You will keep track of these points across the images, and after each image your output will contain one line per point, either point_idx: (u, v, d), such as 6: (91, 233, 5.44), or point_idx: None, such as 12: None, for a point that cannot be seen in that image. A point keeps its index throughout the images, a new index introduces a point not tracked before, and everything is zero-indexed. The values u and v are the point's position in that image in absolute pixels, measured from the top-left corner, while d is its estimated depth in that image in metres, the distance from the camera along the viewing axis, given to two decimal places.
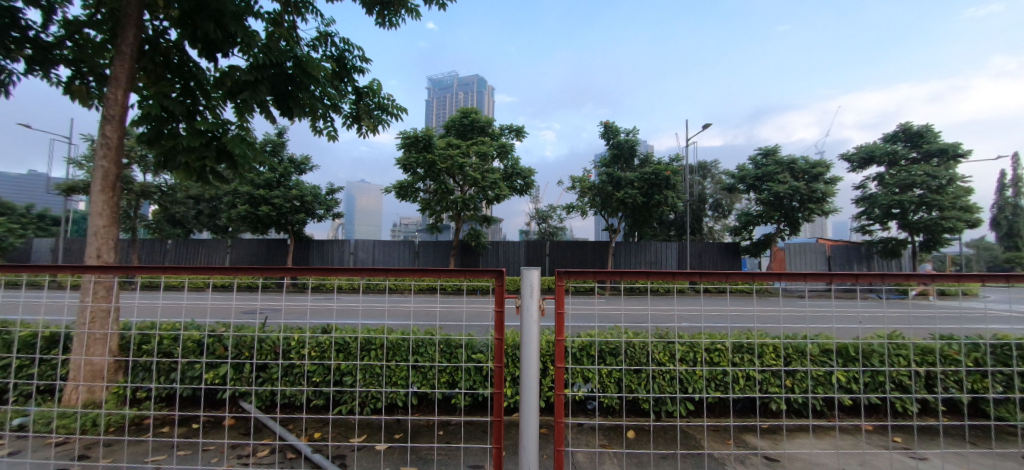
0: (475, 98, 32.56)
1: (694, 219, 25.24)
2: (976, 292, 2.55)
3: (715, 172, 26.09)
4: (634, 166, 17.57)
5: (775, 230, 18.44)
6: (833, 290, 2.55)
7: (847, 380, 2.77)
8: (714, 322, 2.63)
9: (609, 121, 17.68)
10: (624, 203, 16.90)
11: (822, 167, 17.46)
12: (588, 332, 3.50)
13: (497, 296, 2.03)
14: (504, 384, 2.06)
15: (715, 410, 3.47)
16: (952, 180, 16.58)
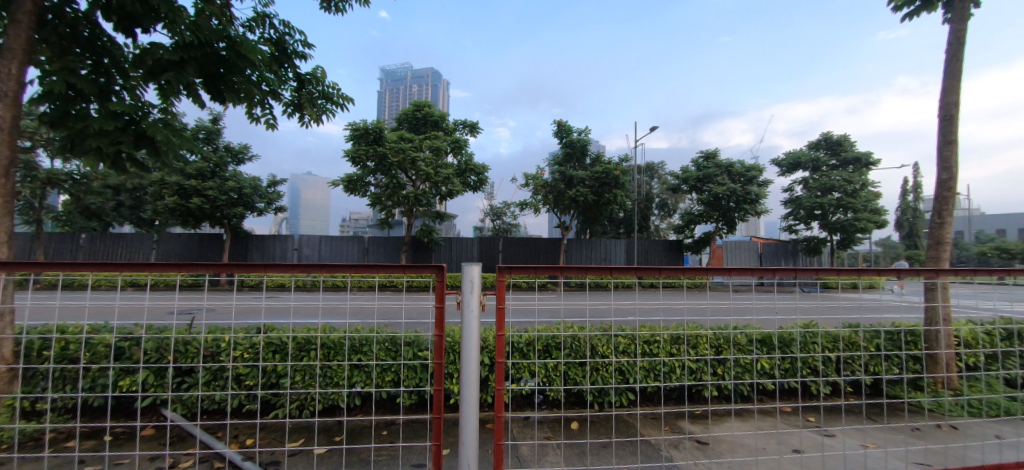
0: (429, 91, 32.00)
1: (642, 218, 26.29)
2: (879, 285, 2.82)
3: (661, 173, 27.31)
4: (585, 165, 17.99)
5: (714, 228, 19.60)
6: (762, 284, 2.73)
7: (770, 369, 2.95)
8: (653, 316, 2.74)
9: (562, 121, 17.99)
10: (576, 201, 17.26)
11: (755, 170, 18.77)
12: (534, 327, 3.55)
13: (438, 293, 2.00)
14: (444, 382, 2.04)
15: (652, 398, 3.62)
16: (865, 186, 18.38)
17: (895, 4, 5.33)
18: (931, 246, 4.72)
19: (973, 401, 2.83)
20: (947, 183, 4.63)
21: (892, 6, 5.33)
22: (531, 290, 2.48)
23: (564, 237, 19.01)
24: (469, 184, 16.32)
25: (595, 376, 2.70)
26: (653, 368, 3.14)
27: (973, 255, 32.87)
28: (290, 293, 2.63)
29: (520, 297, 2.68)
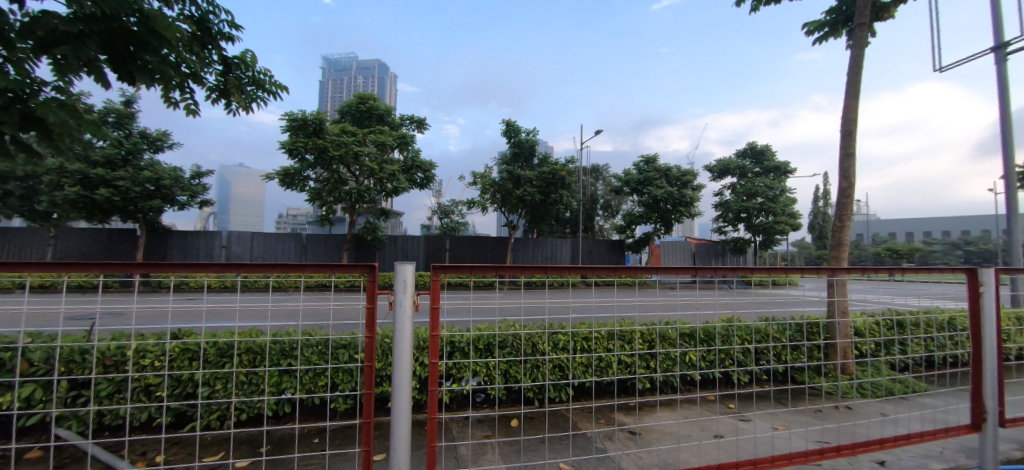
0: (376, 85, 30.90)
1: (586, 218, 27.03)
2: (794, 282, 3.09)
3: (606, 175, 28.28)
4: (533, 165, 18.19)
5: (653, 229, 20.61)
6: (696, 282, 2.89)
7: (697, 362, 3.12)
8: (591, 314, 2.82)
9: (510, 120, 18.09)
10: (523, 200, 17.42)
11: (690, 175, 19.95)
12: (478, 326, 3.53)
13: (369, 293, 1.93)
14: (376, 385, 1.97)
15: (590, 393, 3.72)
16: (784, 192, 20.16)
17: (808, 29, 5.90)
18: (834, 247, 5.27)
19: (866, 384, 3.18)
20: (846, 191, 5.21)
21: (805, 31, 5.89)
22: (475, 289, 2.45)
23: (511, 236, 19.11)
24: (415, 181, 15.96)
25: (537, 374, 2.72)
26: (591, 364, 3.21)
27: (871, 255, 37.16)
28: (212, 293, 2.42)
29: (461, 295, 2.64)
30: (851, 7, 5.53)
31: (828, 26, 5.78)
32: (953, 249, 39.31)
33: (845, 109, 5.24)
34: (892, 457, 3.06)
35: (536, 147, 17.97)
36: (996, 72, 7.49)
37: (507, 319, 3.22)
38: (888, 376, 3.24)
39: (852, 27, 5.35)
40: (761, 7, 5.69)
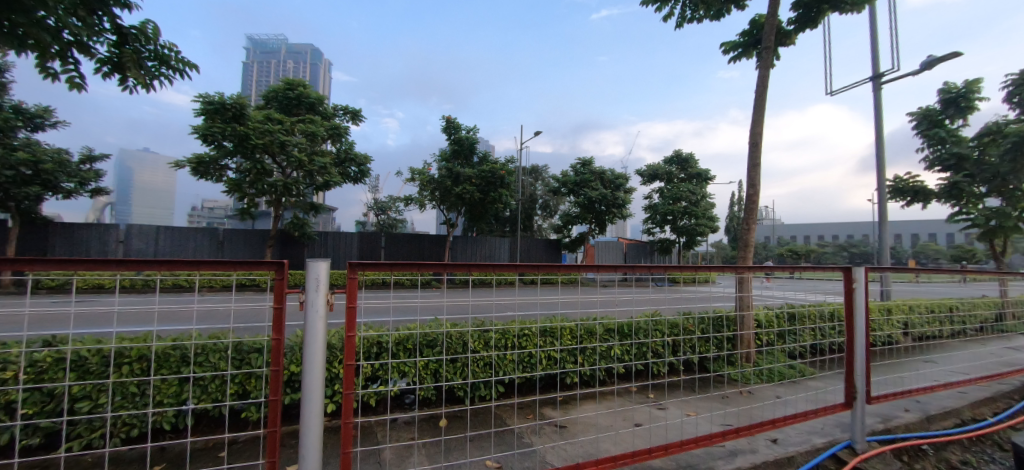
0: (307, 71, 29.09)
1: (525, 217, 27.38)
2: (712, 280, 3.32)
3: (544, 176, 28.86)
4: (472, 162, 18.05)
5: (588, 229, 21.41)
6: (626, 279, 3.00)
7: (624, 358, 3.22)
8: (527, 312, 2.83)
9: (451, 117, 17.89)
10: (462, 198, 17.21)
11: (622, 178, 20.91)
12: (408, 325, 3.39)
13: (277, 292, 1.79)
14: (284, 390, 1.84)
15: (524, 391, 3.70)
16: (705, 197, 21.85)
17: (724, 48, 6.41)
18: (741, 248, 5.78)
19: (766, 371, 3.48)
20: (752, 197, 5.73)
21: (722, 50, 6.40)
22: (408, 288, 2.35)
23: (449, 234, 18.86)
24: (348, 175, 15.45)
25: (473, 372, 2.67)
26: (524, 361, 3.20)
27: (776, 256, 41.44)
28: (99, 295, 2.11)
29: (392, 294, 2.53)
30: (760, 32, 6.10)
31: (740, 47, 6.32)
32: (840, 252, 44.96)
33: (755, 123, 5.75)
34: (784, 435, 3.42)
35: (476, 145, 17.85)
36: (873, 99, 8.70)
37: (443, 318, 3.15)
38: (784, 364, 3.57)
39: (760, 50, 5.90)
40: (684, 25, 6.08)
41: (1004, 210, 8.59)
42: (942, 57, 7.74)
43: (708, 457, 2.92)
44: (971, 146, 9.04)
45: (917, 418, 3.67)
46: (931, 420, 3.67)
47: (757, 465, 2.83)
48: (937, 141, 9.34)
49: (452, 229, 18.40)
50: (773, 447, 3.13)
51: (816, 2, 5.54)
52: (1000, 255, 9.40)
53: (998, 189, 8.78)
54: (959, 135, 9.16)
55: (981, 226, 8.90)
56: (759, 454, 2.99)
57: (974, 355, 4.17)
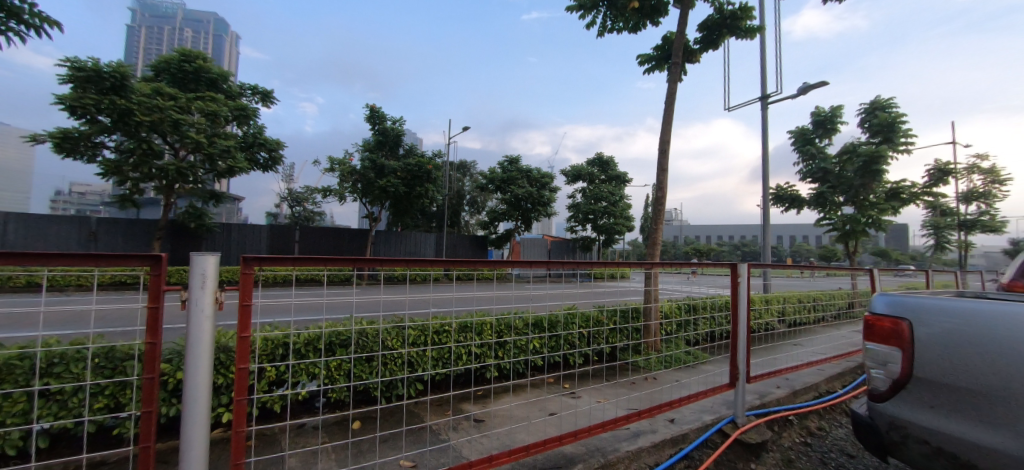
0: (208, 44, 26.03)
1: (451, 213, 27.00)
2: (627, 276, 3.51)
3: (472, 172, 28.72)
4: (397, 155, 17.39)
5: (514, 226, 21.77)
6: (550, 275, 3.07)
7: (544, 351, 3.27)
8: (452, 309, 2.79)
9: (375, 106, 17.02)
10: (385, 191, 16.50)
11: (548, 178, 21.43)
12: (320, 323, 3.16)
13: (152, 290, 1.59)
14: (161, 400, 1.63)
15: (444, 388, 3.61)
16: (623, 198, 23.22)
17: (640, 60, 6.83)
18: (649, 245, 6.26)
19: (667, 357, 3.77)
20: (660, 199, 6.19)
21: (638, 62, 6.81)
22: (322, 285, 2.20)
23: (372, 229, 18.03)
24: (256, 161, 14.18)
25: (392, 372, 2.55)
26: (447, 358, 3.09)
27: (682, 254, 45.41)
28: None
29: (301, 291, 2.35)
30: (670, 48, 6.59)
31: (654, 60, 6.79)
32: (735, 250, 50.45)
33: (666, 132, 6.23)
34: (680, 414, 3.77)
35: (401, 137, 17.24)
36: (762, 118, 9.84)
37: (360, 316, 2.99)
38: (684, 350, 3.86)
39: (670, 65, 6.37)
40: (605, 34, 6.38)
41: (855, 217, 10.24)
42: (815, 85, 8.98)
43: (614, 440, 3.10)
44: (835, 162, 10.58)
45: (786, 393, 4.23)
46: (797, 394, 4.25)
47: (656, 443, 3.06)
48: (809, 156, 10.84)
49: (375, 223, 17.63)
50: (670, 427, 3.41)
51: (717, 26, 6.12)
52: (855, 255, 11.16)
53: (853, 200, 10.41)
54: (826, 152, 10.69)
55: (840, 230, 10.51)
56: (658, 433, 3.25)
57: (832, 338, 4.93)
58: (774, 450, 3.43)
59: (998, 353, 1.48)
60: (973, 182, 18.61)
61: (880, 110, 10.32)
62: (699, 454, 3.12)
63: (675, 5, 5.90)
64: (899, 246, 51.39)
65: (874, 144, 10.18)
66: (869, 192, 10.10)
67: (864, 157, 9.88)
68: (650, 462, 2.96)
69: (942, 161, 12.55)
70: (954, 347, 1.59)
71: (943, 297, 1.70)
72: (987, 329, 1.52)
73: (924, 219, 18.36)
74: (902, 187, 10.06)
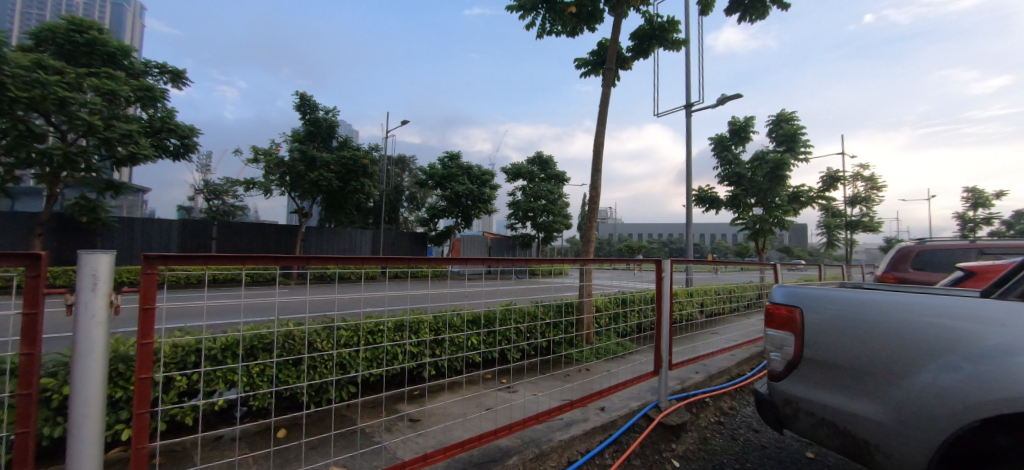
0: (107, 15, 23.07)
1: (389, 210, 26.16)
2: (564, 272, 3.59)
3: (411, 167, 28.00)
4: (330, 147, 16.50)
5: (454, 223, 21.54)
6: (489, 271, 3.08)
7: (483, 348, 3.25)
8: (389, 308, 2.70)
9: (305, 94, 16.01)
10: (317, 185, 15.60)
11: (488, 175, 21.44)
12: (240, 327, 2.92)
13: (28, 294, 1.38)
14: (40, 417, 1.43)
15: (379, 389, 3.47)
16: (561, 197, 23.81)
17: (577, 64, 7.04)
18: (584, 242, 6.49)
19: (600, 349, 3.92)
20: (594, 199, 6.44)
21: (575, 65, 7.01)
22: (241, 285, 2.02)
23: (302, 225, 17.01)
24: (164, 148, 12.85)
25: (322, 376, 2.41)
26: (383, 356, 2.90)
27: (616, 250, 47.57)
28: None
29: (214, 292, 2.14)
30: (605, 54, 6.86)
31: (590, 65, 7.03)
32: (664, 248, 53.79)
33: (599, 134, 6.48)
34: (610, 402, 3.95)
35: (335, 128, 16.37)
36: (686, 125, 10.57)
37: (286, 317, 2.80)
38: (615, 342, 4.01)
39: (605, 70, 6.63)
40: (544, 36, 6.49)
41: (764, 217, 11.34)
42: (732, 96, 9.80)
43: (548, 430, 3.19)
44: (748, 167, 11.59)
45: (704, 378, 4.59)
46: (712, 379, 4.63)
47: (587, 431, 3.19)
48: (727, 162, 11.80)
49: (305, 218, 16.63)
50: (601, 414, 3.56)
51: (648, 36, 6.46)
52: (763, 252, 12.37)
53: (763, 202, 11.47)
54: (740, 158, 11.71)
55: (752, 229, 11.57)
56: (590, 421, 3.37)
57: (745, 326, 5.43)
58: (692, 430, 3.71)
59: (872, 336, 1.71)
60: (857, 188, 21.33)
61: (785, 121, 11.48)
62: (626, 438, 3.30)
63: (610, 13, 6.15)
64: (799, 243, 57.72)
65: (780, 152, 11.30)
66: (776, 194, 11.20)
67: (772, 164, 10.95)
68: (581, 449, 3.07)
69: (833, 169, 14.24)
70: (841, 331, 1.80)
71: (830, 288, 1.92)
72: (866, 314, 1.74)
73: (819, 219, 20.78)
74: (802, 191, 11.27)
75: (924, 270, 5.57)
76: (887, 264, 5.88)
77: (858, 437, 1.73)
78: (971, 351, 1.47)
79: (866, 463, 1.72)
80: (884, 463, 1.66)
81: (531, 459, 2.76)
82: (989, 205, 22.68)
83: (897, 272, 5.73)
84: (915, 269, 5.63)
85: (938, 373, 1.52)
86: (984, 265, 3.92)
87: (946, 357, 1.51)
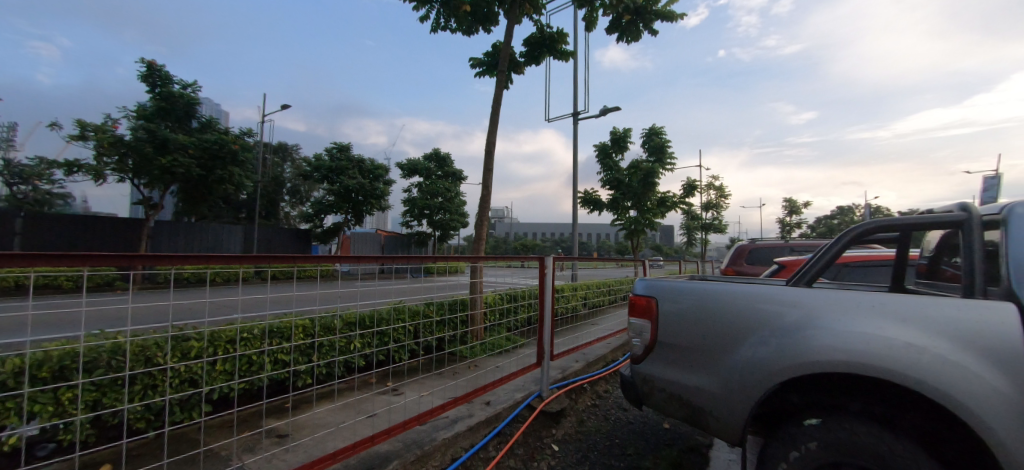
0: None
1: (265, 204, 23.48)
2: (459, 270, 3.51)
3: (293, 157, 25.62)
4: (190, 128, 14.19)
5: (343, 219, 20.20)
6: (382, 270, 2.90)
7: (366, 351, 3.03)
8: (251, 314, 2.37)
9: (154, 61, 13.50)
10: (170, 172, 13.32)
11: (381, 170, 20.47)
12: (49, 344, 2.33)
13: None
14: None
15: (240, 403, 3.05)
16: (458, 195, 23.72)
17: (471, 63, 7.06)
18: (476, 241, 6.55)
19: (488, 344, 3.94)
20: (486, 197, 6.53)
21: (469, 64, 7.03)
22: (29, 292, 1.56)
23: (150, 219, 14.40)
24: None
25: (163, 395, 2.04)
26: (246, 365, 2.56)
27: (512, 249, 49.21)
28: None
29: (13, 303, 1.67)
30: (498, 57, 6.99)
31: (484, 65, 7.10)
32: (555, 247, 57.00)
33: (491, 135, 6.58)
34: (495, 396, 4.02)
35: (194, 107, 14.08)
36: (572, 132, 11.28)
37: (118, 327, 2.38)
38: (502, 337, 4.05)
39: (498, 72, 6.75)
40: (438, 31, 6.39)
41: (638, 218, 12.59)
42: (611, 108, 10.74)
43: (432, 430, 3.11)
44: (625, 173, 12.77)
45: (583, 365, 4.90)
46: (590, 366, 4.98)
47: (471, 427, 3.20)
48: (608, 168, 12.89)
49: (153, 211, 14.20)
50: (486, 408, 3.59)
51: (539, 44, 6.74)
52: (638, 250, 13.75)
53: (637, 205, 12.76)
54: (619, 165, 12.86)
55: (628, 229, 12.77)
56: (474, 417, 3.36)
57: (618, 316, 5.95)
58: (570, 415, 3.95)
59: (708, 320, 1.99)
60: (710, 195, 24.88)
61: (656, 135, 12.91)
62: (510, 430, 3.41)
63: (504, 17, 6.27)
64: (667, 242, 65.41)
65: (651, 161, 12.65)
66: (647, 199, 12.54)
67: (644, 172, 12.24)
68: (464, 445, 3.09)
69: (692, 179, 16.42)
70: (689, 320, 2.06)
71: (684, 280, 2.17)
72: (712, 302, 2.00)
73: (683, 222, 23.81)
74: (669, 197, 12.77)
75: (755, 264, 6.69)
76: (729, 259, 6.95)
77: (697, 406, 2.01)
78: (776, 327, 1.79)
79: (703, 427, 2.00)
80: (716, 426, 1.95)
81: (412, 461, 2.69)
82: (800, 212, 28.15)
83: (736, 266, 6.80)
84: (749, 263, 6.74)
85: (754, 348, 1.83)
86: (794, 260, 4.86)
87: (759, 333, 1.84)
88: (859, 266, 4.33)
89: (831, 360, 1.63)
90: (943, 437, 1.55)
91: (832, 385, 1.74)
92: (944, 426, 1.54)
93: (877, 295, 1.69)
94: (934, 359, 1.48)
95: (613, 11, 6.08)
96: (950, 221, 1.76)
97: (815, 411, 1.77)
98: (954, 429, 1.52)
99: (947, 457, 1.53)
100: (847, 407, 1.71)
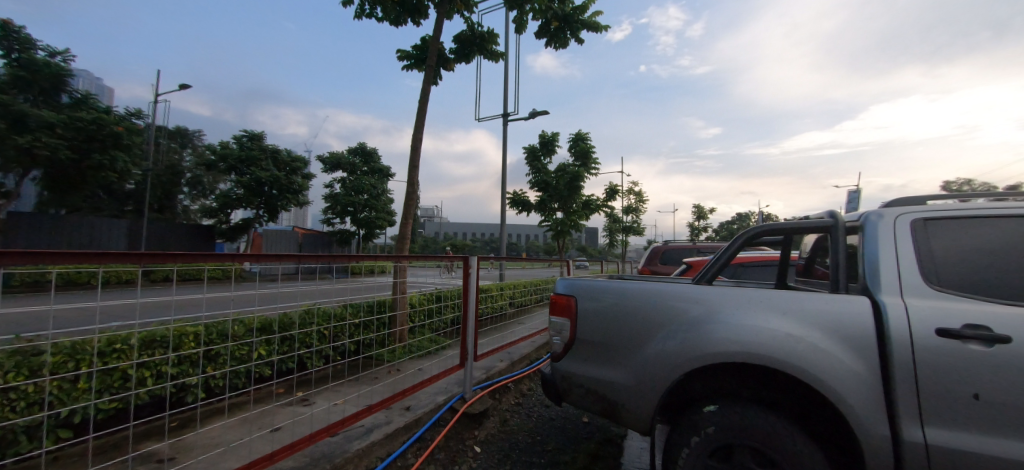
0: None
1: (157, 195, 20.82)
2: (382, 270, 3.37)
3: (194, 145, 23.04)
4: (59, 103, 12.13)
5: (253, 215, 18.56)
6: (300, 270, 2.70)
7: (274, 357, 2.78)
8: (128, 322, 2.05)
9: (9, 22, 11.40)
10: (29, 153, 11.29)
11: (299, 162, 19.13)
12: None
13: None
14: None
15: (106, 427, 2.61)
16: (384, 192, 22.86)
17: (399, 55, 6.81)
18: (400, 240, 6.33)
19: (412, 346, 3.80)
20: (410, 195, 6.34)
21: (397, 56, 6.78)
22: None
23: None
24: None
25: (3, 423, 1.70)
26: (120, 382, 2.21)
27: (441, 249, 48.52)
28: None
29: None
30: (427, 51, 6.82)
31: (412, 58, 6.88)
32: (484, 247, 57.22)
33: (418, 131, 6.39)
34: (416, 400, 3.89)
35: (65, 78, 12.15)
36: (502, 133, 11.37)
37: None
38: (424, 339, 3.92)
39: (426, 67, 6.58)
40: (363, 18, 6.08)
41: (564, 220, 12.99)
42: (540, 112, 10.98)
43: (345, 441, 2.93)
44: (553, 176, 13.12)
45: (506, 364, 4.93)
46: (513, 365, 5.01)
47: (388, 434, 3.06)
48: (536, 170, 13.16)
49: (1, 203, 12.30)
50: (405, 414, 3.46)
51: (469, 42, 6.67)
52: (564, 250, 14.18)
53: (563, 207, 13.16)
54: (547, 168, 13.18)
55: (555, 230, 13.12)
56: (393, 423, 3.23)
57: (542, 314, 6.07)
58: (493, 415, 3.95)
59: (623, 317, 2.09)
60: (630, 200, 26.46)
61: (582, 140, 13.42)
62: (430, 435, 3.33)
63: (434, 11, 6.13)
64: (591, 244, 68.47)
65: (578, 166, 13.11)
66: (573, 201, 12.99)
67: (570, 175, 12.66)
68: (381, 454, 2.95)
69: (614, 183, 17.35)
70: (607, 317, 2.14)
71: (603, 280, 2.25)
72: (627, 300, 2.10)
73: (605, 224, 25.03)
74: (592, 200, 13.34)
75: (668, 264, 7.22)
76: (645, 260, 7.43)
77: (611, 400, 2.09)
78: (682, 322, 1.93)
79: (616, 419, 2.09)
80: (628, 418, 2.05)
81: None
82: (706, 217, 30.95)
83: (651, 266, 7.29)
84: (662, 264, 7.27)
85: (663, 342, 1.95)
86: (699, 261, 5.31)
87: (667, 328, 1.96)
88: (753, 265, 4.83)
89: (726, 350, 1.78)
90: (813, 415, 1.76)
91: (727, 374, 1.90)
92: (814, 405, 1.76)
93: (764, 291, 1.87)
94: (809, 346, 1.67)
95: (542, 16, 6.21)
96: (822, 226, 2.01)
97: (712, 398, 1.93)
98: (822, 407, 1.74)
99: (817, 431, 1.75)
100: (738, 393, 1.88)
